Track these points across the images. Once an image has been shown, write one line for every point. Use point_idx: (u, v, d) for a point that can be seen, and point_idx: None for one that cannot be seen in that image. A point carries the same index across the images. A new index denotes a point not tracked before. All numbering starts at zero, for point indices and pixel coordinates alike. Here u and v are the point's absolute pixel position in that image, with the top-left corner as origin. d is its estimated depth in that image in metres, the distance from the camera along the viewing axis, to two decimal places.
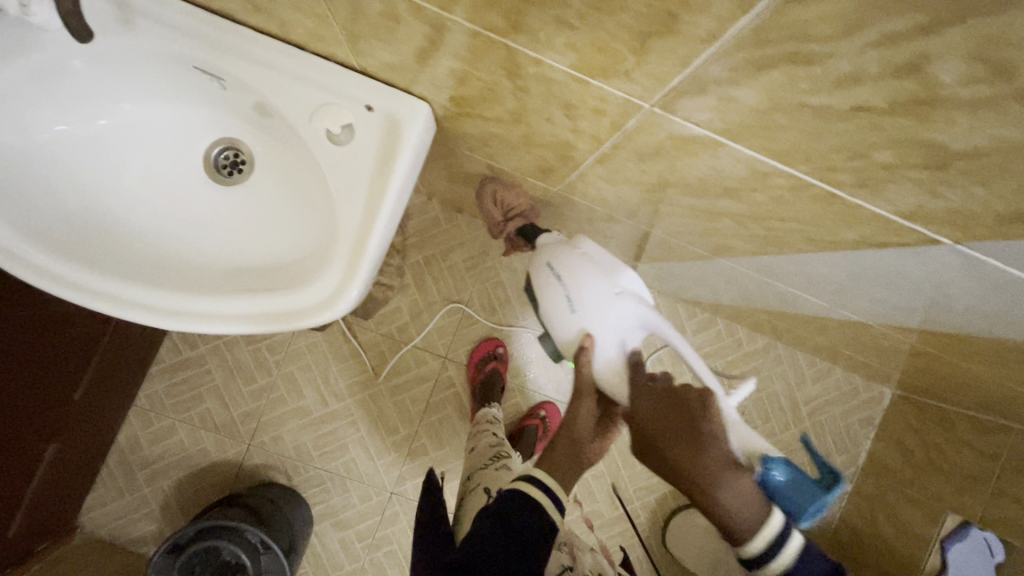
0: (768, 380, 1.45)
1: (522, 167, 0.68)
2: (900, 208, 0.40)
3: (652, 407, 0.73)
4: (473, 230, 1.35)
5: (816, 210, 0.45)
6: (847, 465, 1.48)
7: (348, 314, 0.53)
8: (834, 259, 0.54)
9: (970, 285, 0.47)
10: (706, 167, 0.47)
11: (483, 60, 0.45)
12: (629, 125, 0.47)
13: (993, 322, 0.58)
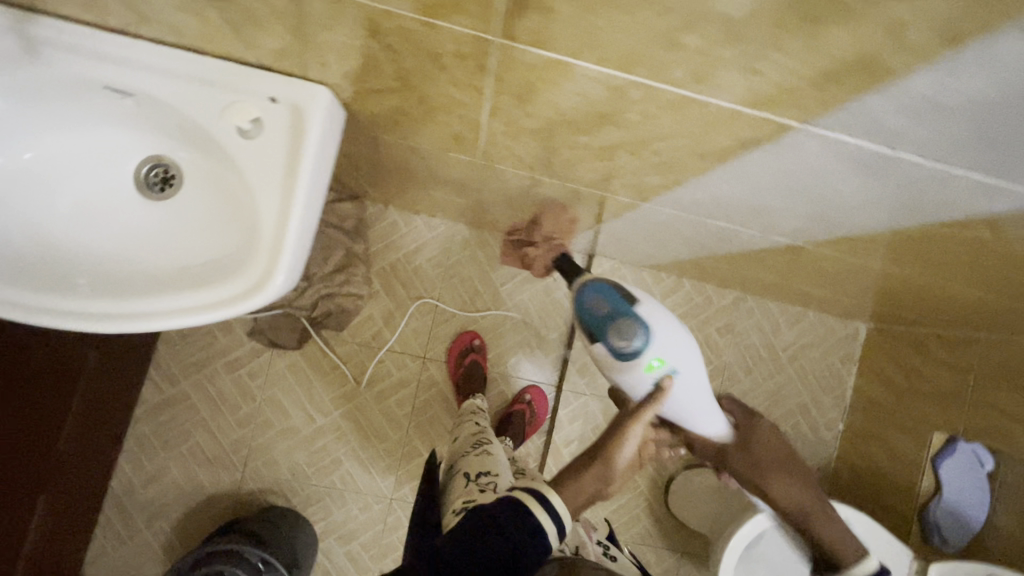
0: (744, 333, 1.47)
1: (440, 144, 0.71)
2: (737, 92, 0.45)
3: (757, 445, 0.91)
4: (431, 229, 1.37)
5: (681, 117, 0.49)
6: (836, 404, 1.49)
7: (281, 296, 0.56)
8: (728, 172, 0.58)
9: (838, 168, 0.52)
10: (575, 95, 0.50)
11: (347, 29, 0.47)
12: (494, 65, 0.48)
13: (886, 206, 0.60)
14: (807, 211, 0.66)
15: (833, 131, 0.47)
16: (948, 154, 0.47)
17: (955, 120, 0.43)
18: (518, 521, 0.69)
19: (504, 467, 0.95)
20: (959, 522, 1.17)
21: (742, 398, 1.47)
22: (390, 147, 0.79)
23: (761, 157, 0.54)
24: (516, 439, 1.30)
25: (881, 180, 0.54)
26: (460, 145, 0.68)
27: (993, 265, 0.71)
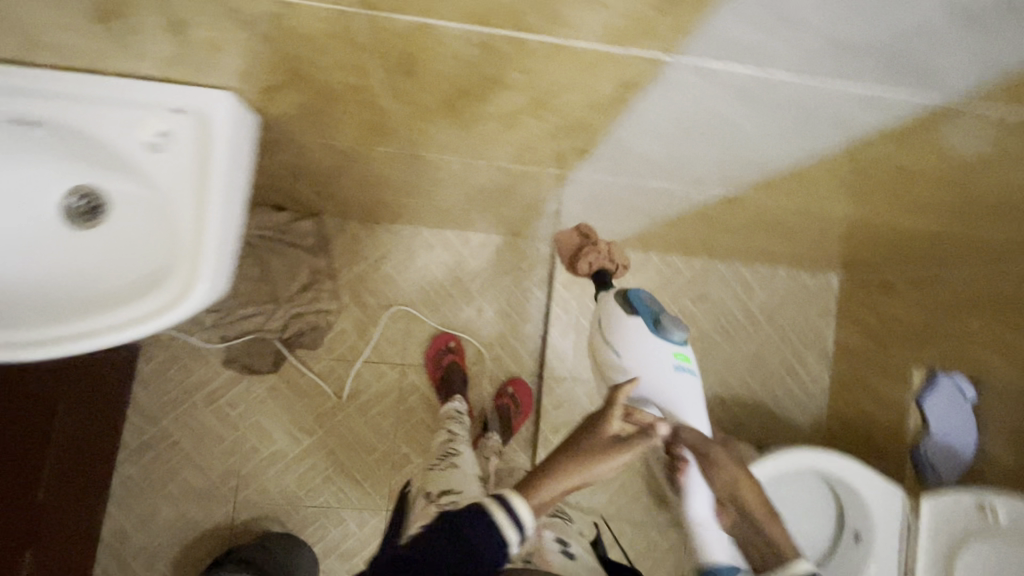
0: (718, 299, 1.47)
1: (364, 142, 0.71)
2: (602, 33, 0.41)
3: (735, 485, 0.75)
4: (394, 237, 1.38)
5: (560, 70, 0.46)
6: (819, 358, 1.49)
7: (209, 304, 0.57)
8: (631, 124, 0.56)
9: (728, 99, 0.49)
10: (454, 61, 0.46)
11: (228, 32, 0.47)
12: (366, 50, 0.46)
13: (796, 142, 0.58)
14: (721, 156, 0.63)
15: (709, 61, 0.43)
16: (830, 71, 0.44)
17: (822, 32, 0.40)
18: (477, 525, 0.57)
19: (469, 481, 0.89)
20: (952, 455, 1.17)
21: (726, 364, 1.46)
22: (320, 154, 0.79)
23: (652, 101, 0.51)
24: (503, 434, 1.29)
25: (782, 113, 0.51)
26: (382, 140, 0.69)
27: (924, 189, 0.71)
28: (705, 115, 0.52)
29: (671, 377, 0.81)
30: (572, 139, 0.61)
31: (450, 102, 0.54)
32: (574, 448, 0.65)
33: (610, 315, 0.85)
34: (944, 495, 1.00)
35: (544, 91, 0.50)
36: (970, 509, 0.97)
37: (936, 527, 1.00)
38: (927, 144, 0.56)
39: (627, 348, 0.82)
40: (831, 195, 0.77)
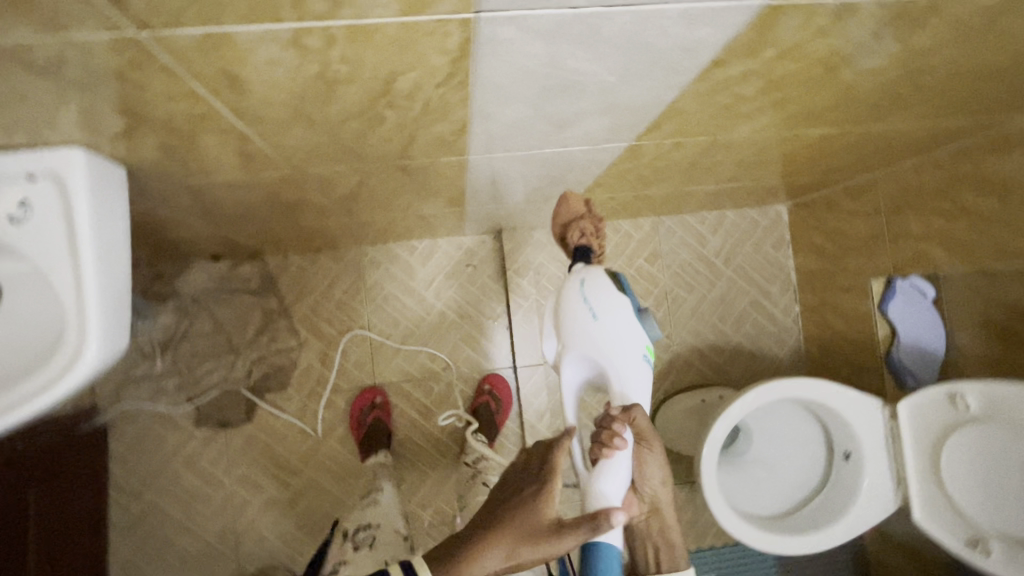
0: (673, 254, 1.47)
1: (250, 172, 0.70)
2: (398, 6, 0.38)
3: (649, 476, 0.69)
4: (339, 261, 1.37)
5: (384, 54, 0.44)
6: (785, 289, 1.49)
7: (102, 367, 0.57)
8: (486, 92, 0.54)
9: (559, 45, 0.46)
10: (269, 66, 0.43)
11: (43, 94, 0.45)
12: (188, 80, 0.44)
13: (656, 76, 0.57)
14: (592, 107, 0.62)
15: (514, 11, 0.40)
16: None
17: None
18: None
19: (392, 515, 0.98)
20: (924, 355, 1.17)
21: (694, 315, 1.46)
22: (216, 193, 0.78)
23: (490, 62, 0.48)
24: (487, 430, 1.29)
25: (627, 50, 0.50)
26: (263, 164, 0.67)
27: (812, 97, 0.71)
28: (549, 68, 0.50)
29: (641, 367, 0.70)
30: (444, 122, 0.60)
31: (298, 110, 0.52)
32: (510, 533, 0.57)
33: (588, 279, 0.72)
34: (916, 395, 0.99)
35: (383, 78, 0.47)
36: (942, 402, 0.96)
37: (921, 427, 0.99)
38: (785, 48, 0.55)
39: (606, 320, 0.70)
40: (728, 123, 0.77)
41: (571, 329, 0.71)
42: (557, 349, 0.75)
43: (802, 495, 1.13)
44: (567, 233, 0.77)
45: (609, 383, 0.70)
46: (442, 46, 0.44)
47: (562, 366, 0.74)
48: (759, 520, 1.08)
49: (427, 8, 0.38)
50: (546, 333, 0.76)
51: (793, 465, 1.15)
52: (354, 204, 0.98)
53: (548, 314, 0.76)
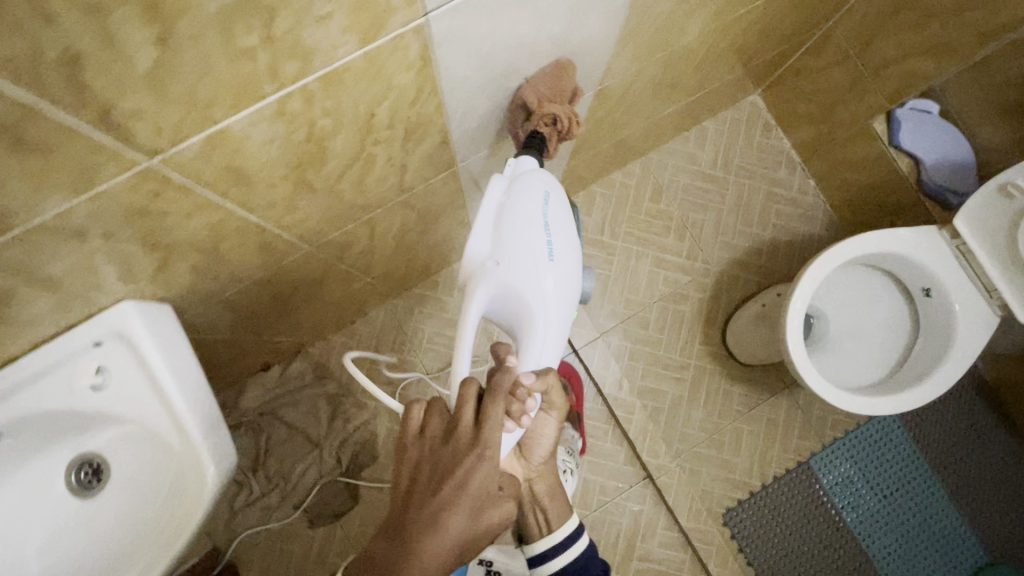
0: (673, 182, 1.46)
1: (274, 264, 0.73)
2: (354, 39, 0.40)
3: (541, 441, 0.98)
4: (375, 324, 1.41)
5: (357, 95, 0.46)
6: (792, 169, 1.47)
7: (222, 484, 0.62)
8: (457, 92, 0.56)
9: (502, 21, 0.49)
10: (265, 148, 0.46)
11: (87, 257, 0.48)
12: (201, 191, 0.47)
13: (589, 12, 0.59)
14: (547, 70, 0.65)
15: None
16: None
17: None
18: None
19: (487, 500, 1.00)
20: (954, 169, 1.17)
21: (719, 231, 1.45)
22: (249, 298, 0.81)
23: (449, 61, 0.50)
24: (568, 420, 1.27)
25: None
26: (283, 250, 0.70)
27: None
28: (501, 49, 0.53)
29: (561, 323, 0.71)
30: (427, 140, 0.62)
31: (300, 181, 0.54)
32: (466, 504, 0.63)
33: (552, 201, 0.69)
34: (968, 205, 0.96)
35: (362, 116, 0.50)
36: (994, 198, 0.94)
37: (990, 232, 0.95)
38: None
39: (558, 265, 0.68)
40: (671, 27, 0.78)
41: (519, 249, 0.66)
42: (481, 256, 0.68)
43: (903, 350, 1.10)
44: (535, 116, 0.70)
45: (528, 322, 0.68)
46: (406, 62, 0.46)
47: (480, 280, 0.67)
48: (874, 388, 1.06)
49: (381, 30, 0.41)
50: (476, 229, 0.68)
51: (881, 325, 1.12)
52: (370, 260, 1.01)
53: (486, 208, 0.68)
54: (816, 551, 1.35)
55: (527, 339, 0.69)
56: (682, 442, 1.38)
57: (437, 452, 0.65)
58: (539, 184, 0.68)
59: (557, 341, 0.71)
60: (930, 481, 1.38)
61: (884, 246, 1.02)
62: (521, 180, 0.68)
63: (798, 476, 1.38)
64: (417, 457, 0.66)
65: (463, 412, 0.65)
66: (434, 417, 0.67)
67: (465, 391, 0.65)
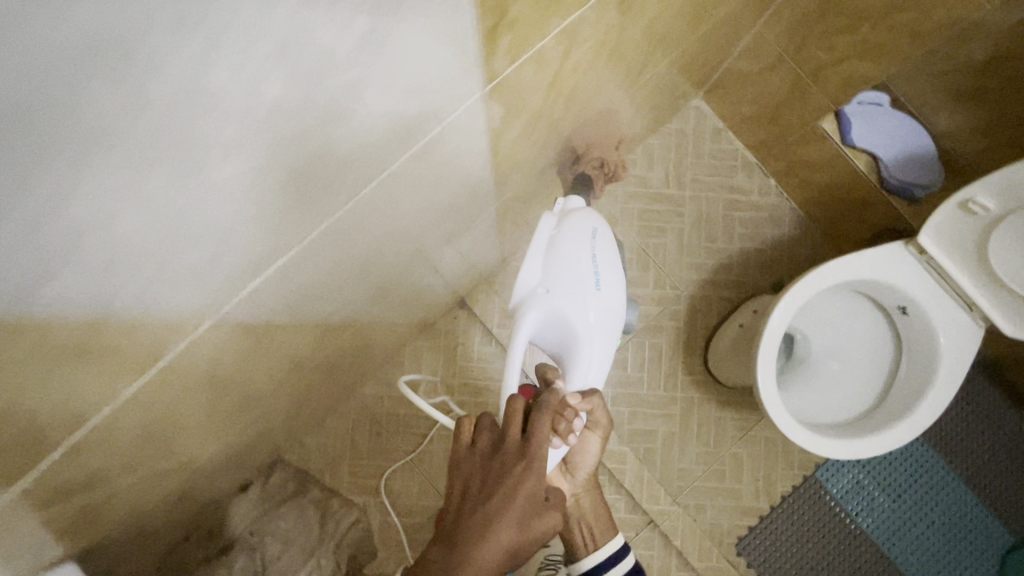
0: (627, 210, 1.37)
1: (182, 465, 0.68)
2: (126, 374, 0.44)
3: (586, 461, 0.86)
4: (348, 416, 1.37)
5: (163, 390, 0.50)
6: (750, 171, 1.38)
7: None
8: (298, 304, 0.58)
9: (313, 259, 0.53)
10: (82, 461, 0.48)
11: None
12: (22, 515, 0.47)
13: (426, 188, 0.62)
14: (399, 235, 0.67)
15: (237, 295, 0.48)
16: (314, 196, 0.45)
17: (277, 217, 0.44)
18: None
19: None
20: (914, 160, 1.11)
21: (683, 252, 1.37)
22: (173, 490, 0.75)
23: (259, 308, 0.52)
24: None
25: (368, 213, 0.55)
26: (182, 455, 0.65)
27: (602, 50, 0.68)
28: (326, 265, 0.57)
29: (606, 353, 0.72)
30: (300, 324, 0.62)
31: (155, 433, 0.55)
32: (519, 513, 0.57)
33: (598, 240, 0.72)
34: (931, 223, 0.90)
35: (177, 386, 0.51)
36: (957, 214, 0.89)
37: (955, 246, 0.90)
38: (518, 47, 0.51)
39: (604, 297, 0.71)
40: (553, 118, 0.74)
41: (569, 278, 0.69)
42: (531, 284, 0.70)
43: (887, 372, 1.03)
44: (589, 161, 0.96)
45: (575, 349, 0.70)
46: (219, 333, 0.50)
47: (531, 305, 0.68)
48: (855, 422, 1.00)
49: (153, 359, 0.45)
50: (529, 258, 0.70)
51: (861, 343, 1.06)
52: (311, 393, 0.94)
53: (538, 240, 0.71)
54: (836, 563, 1.31)
55: (574, 365, 0.70)
56: (681, 479, 1.33)
57: (484, 467, 0.60)
58: (586, 222, 0.73)
59: (602, 366, 0.72)
60: (940, 470, 1.33)
61: (840, 277, 0.96)
62: (572, 217, 0.73)
63: (806, 492, 1.33)
64: (467, 471, 0.60)
65: (513, 422, 0.61)
66: (483, 433, 0.62)
67: (513, 404, 0.61)
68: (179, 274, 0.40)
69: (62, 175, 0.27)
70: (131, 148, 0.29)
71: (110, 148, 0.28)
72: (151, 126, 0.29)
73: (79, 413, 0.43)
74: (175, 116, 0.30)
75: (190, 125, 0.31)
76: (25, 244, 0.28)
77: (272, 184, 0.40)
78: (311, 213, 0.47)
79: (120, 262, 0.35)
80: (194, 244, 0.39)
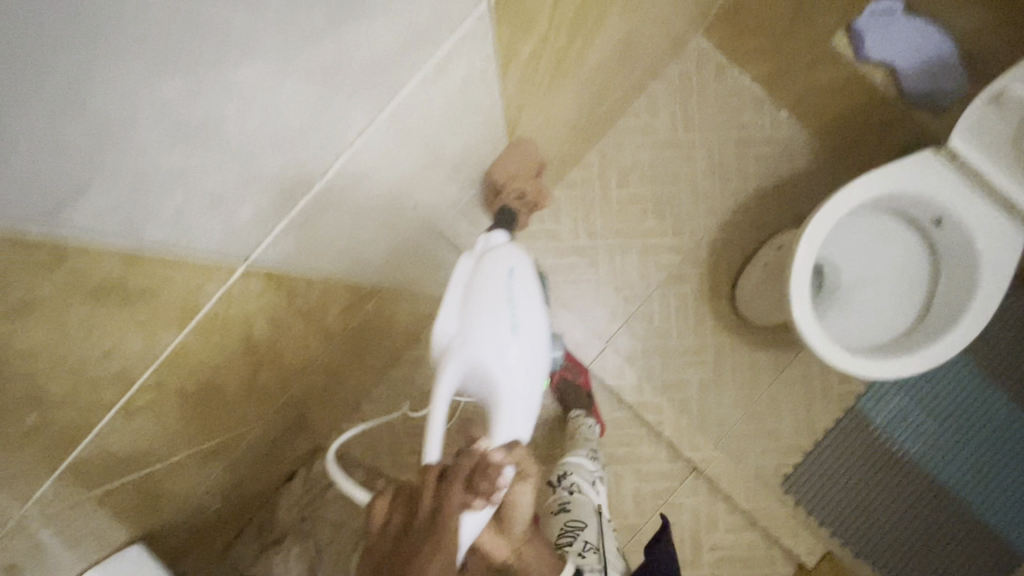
0: (637, 161, 1.34)
1: (232, 445, 0.69)
2: (186, 326, 0.44)
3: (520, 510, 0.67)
4: (381, 400, 1.37)
5: (217, 350, 0.50)
6: (761, 105, 1.33)
7: None
8: (330, 264, 0.58)
9: (345, 212, 0.53)
10: (146, 431, 0.50)
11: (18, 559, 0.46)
12: (92, 485, 0.49)
13: (446, 141, 0.61)
14: (424, 192, 0.66)
15: (277, 240, 0.46)
16: (342, 135, 0.44)
17: (317, 148, 0.42)
18: None
19: (606, 533, 0.93)
20: (936, 69, 1.05)
21: (699, 197, 1.33)
22: (225, 474, 0.77)
23: (300, 260, 0.52)
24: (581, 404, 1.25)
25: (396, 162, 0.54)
26: (229, 435, 0.66)
27: None
28: (354, 222, 0.57)
29: (531, 395, 0.69)
30: (330, 289, 0.62)
31: (207, 406, 0.56)
32: None
33: (514, 279, 0.69)
34: (963, 123, 0.87)
35: (226, 352, 0.52)
36: (989, 110, 0.86)
37: (990, 142, 0.87)
38: None
39: (523, 339, 0.68)
40: (555, 64, 0.71)
41: (487, 324, 0.65)
42: (450, 334, 0.65)
43: (926, 289, 1.00)
44: (507, 190, 0.83)
45: (497, 398, 0.66)
46: (262, 287, 0.49)
47: (451, 357, 0.64)
48: (890, 346, 0.97)
49: (208, 310, 0.45)
50: (446, 306, 0.66)
51: (893, 264, 1.03)
52: (346, 374, 0.95)
53: (454, 286, 0.67)
54: (888, 490, 1.29)
55: (498, 415, 0.66)
56: (721, 425, 1.32)
57: (395, 550, 0.52)
58: (502, 262, 0.70)
59: (527, 412, 0.69)
60: (987, 388, 1.30)
61: (872, 191, 0.92)
62: (489, 257, 0.69)
63: (850, 425, 1.31)
64: (378, 553, 0.53)
65: (423, 496, 0.53)
66: (396, 508, 0.54)
67: (425, 476, 0.54)
68: (208, 205, 0.38)
69: (85, 61, 0.26)
70: (158, 49, 0.29)
71: (142, 39, 0.28)
72: (175, 27, 0.29)
73: (135, 378, 0.44)
74: (196, 13, 0.29)
75: (214, 19, 0.30)
76: (47, 141, 0.27)
77: (293, 103, 0.38)
78: (331, 144, 0.43)
79: (148, 181, 0.33)
80: (232, 177, 0.38)
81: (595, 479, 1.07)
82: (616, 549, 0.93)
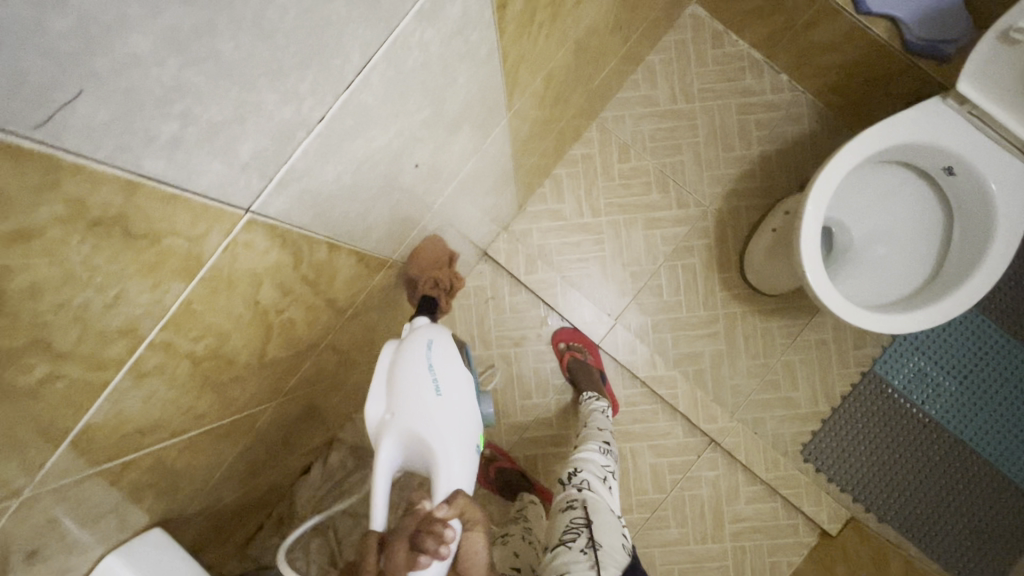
0: (636, 134, 1.32)
1: (243, 426, 0.68)
2: (185, 283, 0.43)
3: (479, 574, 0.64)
4: None
5: (218, 313, 0.49)
6: (759, 71, 1.32)
7: None
8: (331, 230, 0.58)
9: (345, 173, 0.52)
10: (152, 401, 0.49)
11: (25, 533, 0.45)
12: (102, 459, 0.48)
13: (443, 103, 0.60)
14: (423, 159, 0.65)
15: (270, 183, 0.44)
16: (335, 65, 0.41)
17: (312, 71, 0.39)
18: None
19: (613, 528, 0.88)
20: (942, 15, 1.01)
21: (702, 167, 1.32)
22: (238, 461, 0.76)
23: (297, 219, 0.51)
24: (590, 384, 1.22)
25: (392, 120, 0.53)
26: (240, 416, 0.65)
27: None
28: (353, 187, 0.56)
29: (468, 451, 0.67)
30: (332, 259, 0.61)
31: (214, 378, 0.55)
32: None
33: (432, 349, 0.70)
34: (971, 67, 0.85)
35: (228, 320, 0.51)
36: (998, 50, 0.84)
37: (999, 84, 0.85)
38: None
39: (448, 400, 0.67)
40: (552, 27, 0.70)
41: (408, 395, 0.66)
42: (381, 414, 0.67)
43: (939, 244, 0.98)
44: (422, 281, 0.87)
45: (432, 464, 0.65)
46: (260, 245, 0.48)
47: (382, 435, 0.66)
48: (901, 303, 0.95)
49: (205, 264, 0.44)
50: (372, 391, 0.69)
51: (904, 219, 1.01)
52: (354, 360, 0.94)
53: (380, 371, 0.70)
54: (910, 453, 1.28)
55: (437, 480, 0.64)
56: (736, 396, 1.30)
57: None
58: (419, 337, 0.72)
59: (468, 470, 0.66)
60: (1005, 345, 1.27)
61: (879, 142, 0.91)
62: (407, 338, 0.72)
63: (867, 389, 1.30)
64: None
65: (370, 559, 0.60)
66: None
67: (368, 541, 0.60)
68: (206, 134, 0.35)
69: None
70: None
71: None
72: None
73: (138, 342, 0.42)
74: None
75: None
76: (37, 33, 0.24)
77: (293, 22, 0.35)
78: (330, 80, 0.42)
79: (146, 109, 0.31)
80: (225, 98, 0.35)
81: (605, 475, 0.99)
82: (622, 545, 0.87)
